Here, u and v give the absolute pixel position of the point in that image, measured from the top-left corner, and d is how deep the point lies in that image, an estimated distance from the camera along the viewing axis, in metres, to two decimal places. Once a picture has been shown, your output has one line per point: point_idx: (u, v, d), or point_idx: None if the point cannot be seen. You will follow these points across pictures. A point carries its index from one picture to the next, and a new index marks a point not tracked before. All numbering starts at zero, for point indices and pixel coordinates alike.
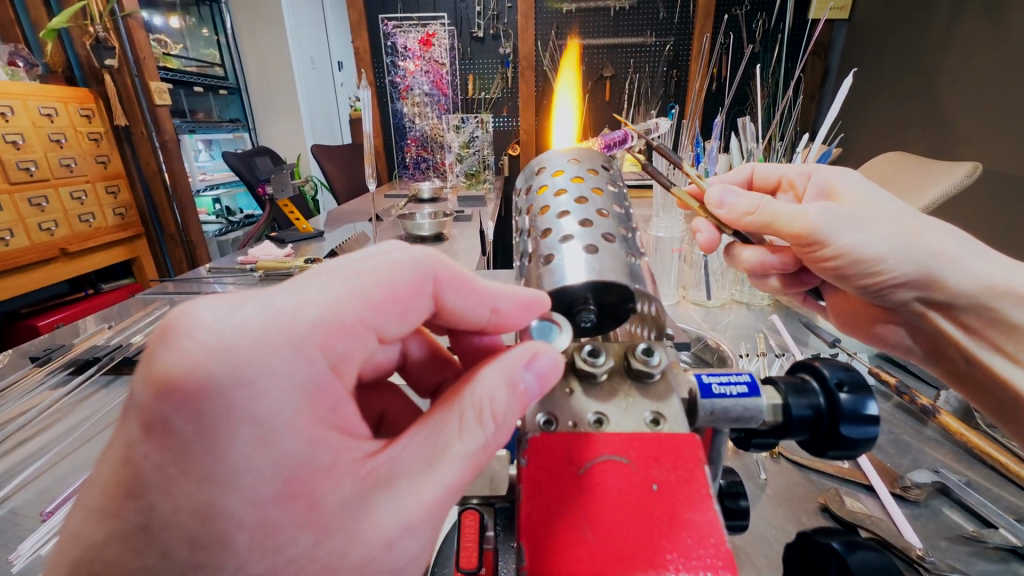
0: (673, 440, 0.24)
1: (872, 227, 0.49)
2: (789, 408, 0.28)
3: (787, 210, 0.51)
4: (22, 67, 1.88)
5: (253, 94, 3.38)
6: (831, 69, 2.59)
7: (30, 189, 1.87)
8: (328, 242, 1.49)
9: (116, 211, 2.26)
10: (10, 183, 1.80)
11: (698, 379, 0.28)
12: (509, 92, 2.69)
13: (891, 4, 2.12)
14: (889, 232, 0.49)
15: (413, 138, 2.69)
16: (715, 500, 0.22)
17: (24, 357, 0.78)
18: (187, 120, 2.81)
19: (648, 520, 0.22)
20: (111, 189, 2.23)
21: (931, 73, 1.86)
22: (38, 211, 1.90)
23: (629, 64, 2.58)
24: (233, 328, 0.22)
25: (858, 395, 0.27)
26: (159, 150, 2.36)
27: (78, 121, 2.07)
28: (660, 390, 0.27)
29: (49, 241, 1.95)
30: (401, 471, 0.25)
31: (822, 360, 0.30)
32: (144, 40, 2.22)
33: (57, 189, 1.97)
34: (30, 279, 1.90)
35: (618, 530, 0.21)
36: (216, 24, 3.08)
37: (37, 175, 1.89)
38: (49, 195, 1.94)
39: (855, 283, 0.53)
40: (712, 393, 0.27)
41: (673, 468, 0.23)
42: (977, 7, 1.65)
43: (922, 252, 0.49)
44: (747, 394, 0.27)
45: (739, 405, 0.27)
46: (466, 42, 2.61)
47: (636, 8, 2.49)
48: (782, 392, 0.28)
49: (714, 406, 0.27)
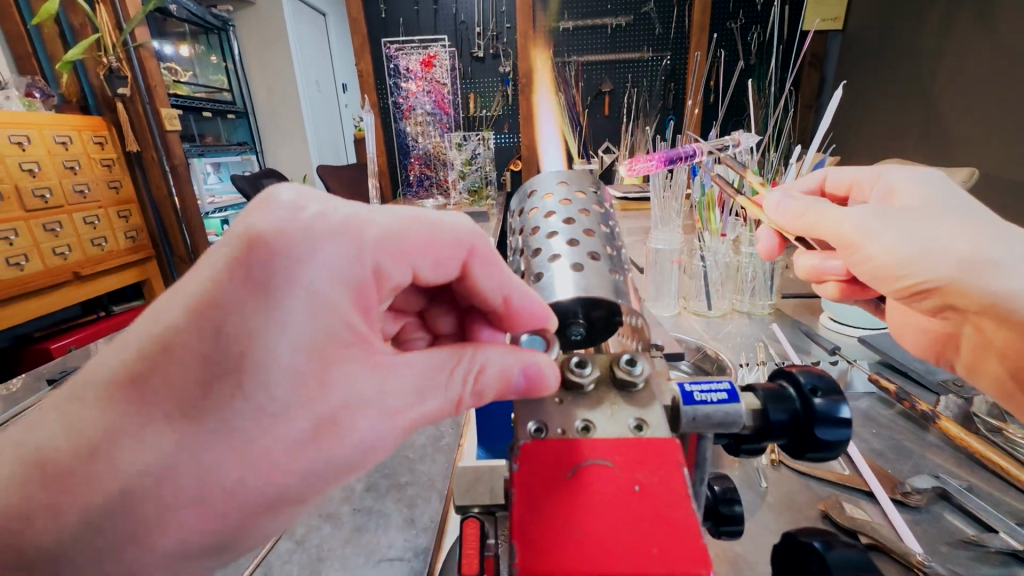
0: (657, 446, 0.25)
1: (907, 231, 0.49)
2: (767, 412, 0.29)
3: (832, 213, 0.52)
4: (39, 98, 2.05)
5: (260, 118, 3.48)
6: (828, 78, 2.65)
7: (44, 215, 1.95)
8: None
9: (127, 234, 2.36)
10: (26, 210, 1.88)
11: (680, 388, 0.29)
12: (509, 109, 2.78)
13: (883, 14, 2.18)
14: (935, 226, 0.48)
15: (416, 156, 2.75)
16: (694, 501, 0.24)
17: (40, 381, 0.80)
18: (196, 144, 2.89)
19: (632, 519, 0.23)
20: (123, 214, 2.33)
21: (926, 78, 1.89)
22: (52, 236, 1.98)
23: (627, 79, 2.67)
24: (282, 270, 0.30)
25: (832, 399, 0.28)
26: (169, 174, 2.47)
27: (92, 148, 2.17)
28: (643, 398, 0.29)
29: (62, 265, 2.03)
30: (400, 378, 0.34)
31: (796, 368, 0.31)
32: (156, 69, 2.42)
33: (70, 215, 2.06)
34: (42, 302, 1.97)
35: (604, 529, 0.22)
36: (224, 51, 3.16)
37: (51, 202, 1.97)
38: (62, 221, 2.02)
39: (889, 287, 0.53)
40: (694, 401, 0.28)
41: (656, 472, 0.24)
42: (970, 16, 1.68)
43: (961, 254, 0.47)
44: (727, 400, 0.28)
45: (720, 411, 0.28)
46: (467, 62, 2.74)
47: (631, 25, 2.59)
48: (761, 399, 0.29)
49: (696, 413, 0.28)
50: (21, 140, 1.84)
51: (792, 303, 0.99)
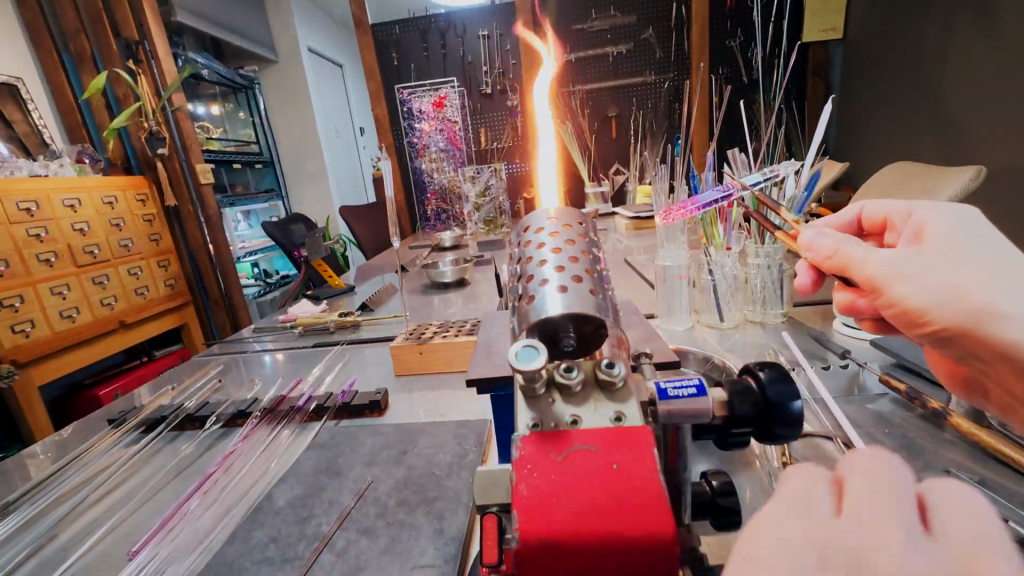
0: (632, 432, 0.29)
1: (924, 275, 0.44)
2: (732, 407, 0.32)
3: (858, 254, 0.48)
4: (88, 162, 2.28)
5: (285, 166, 3.69)
6: (833, 85, 2.68)
7: (94, 270, 2.12)
8: (360, 295, 1.61)
9: (167, 282, 2.53)
10: (78, 266, 2.06)
11: (656, 386, 0.32)
12: (518, 140, 2.94)
13: (881, 20, 2.22)
14: (946, 279, 0.44)
15: (433, 191, 2.85)
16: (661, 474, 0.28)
17: (100, 421, 0.87)
18: (228, 195, 3.07)
19: (611, 492, 0.27)
20: (163, 263, 2.51)
21: (931, 76, 1.90)
22: (101, 288, 2.14)
23: (632, 102, 2.76)
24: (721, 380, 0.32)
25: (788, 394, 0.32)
26: (204, 225, 2.68)
27: (134, 206, 2.37)
28: (622, 394, 0.32)
29: (109, 314, 2.18)
30: None
31: (765, 364, 0.34)
32: (191, 129, 2.62)
33: (116, 268, 2.23)
34: (94, 349, 2.11)
35: (590, 502, 0.26)
36: (251, 107, 3.40)
37: (99, 257, 2.15)
38: (109, 274, 2.18)
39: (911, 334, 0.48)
40: (667, 395, 0.31)
41: (630, 452, 0.28)
42: (970, 15, 1.70)
43: (974, 304, 0.42)
44: (696, 395, 0.32)
45: (691, 404, 0.31)
46: (476, 99, 2.91)
47: (632, 52, 2.71)
48: (727, 393, 0.33)
49: (670, 408, 0.31)
50: (74, 203, 2.04)
51: (805, 310, 1.00)
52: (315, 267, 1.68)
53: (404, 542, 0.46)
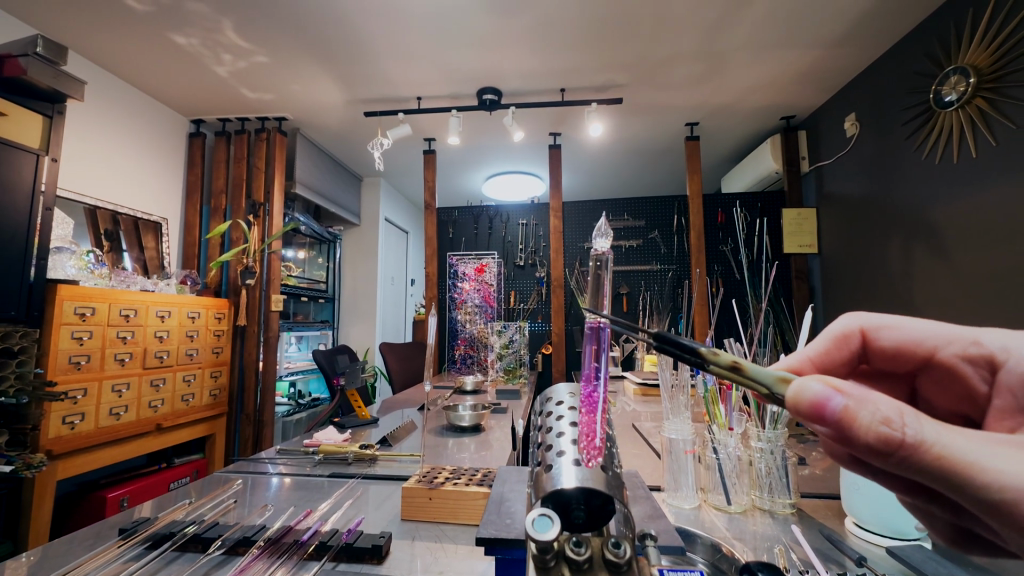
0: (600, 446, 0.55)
1: None
2: None
3: None
4: (189, 284, 2.83)
5: (341, 302, 4.29)
6: (815, 289, 3.21)
7: (156, 372, 2.42)
8: (381, 427, 1.82)
9: (211, 392, 2.84)
10: (145, 367, 2.35)
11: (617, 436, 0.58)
12: (543, 303, 3.50)
13: (851, 246, 2.79)
14: None
15: (463, 339, 3.28)
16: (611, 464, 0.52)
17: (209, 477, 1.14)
18: (289, 320, 3.60)
19: None
20: (214, 374, 2.87)
21: (907, 294, 2.32)
22: (154, 390, 2.41)
23: (641, 284, 3.36)
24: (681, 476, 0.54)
25: None
26: (261, 344, 3.17)
27: (212, 321, 2.85)
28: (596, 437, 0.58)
29: (152, 415, 2.40)
30: None
31: None
32: (277, 267, 3.29)
33: (175, 373, 2.55)
34: (127, 448, 2.28)
35: None
36: (329, 254, 4.16)
37: (165, 362, 2.47)
38: (166, 378, 2.48)
39: None
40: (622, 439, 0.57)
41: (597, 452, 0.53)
42: (922, 252, 2.22)
43: None
44: None
45: None
46: (511, 269, 3.58)
47: (641, 247, 3.41)
48: None
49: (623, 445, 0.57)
50: (165, 315, 2.47)
51: None
52: (349, 395, 1.98)
53: (458, 561, 0.71)
